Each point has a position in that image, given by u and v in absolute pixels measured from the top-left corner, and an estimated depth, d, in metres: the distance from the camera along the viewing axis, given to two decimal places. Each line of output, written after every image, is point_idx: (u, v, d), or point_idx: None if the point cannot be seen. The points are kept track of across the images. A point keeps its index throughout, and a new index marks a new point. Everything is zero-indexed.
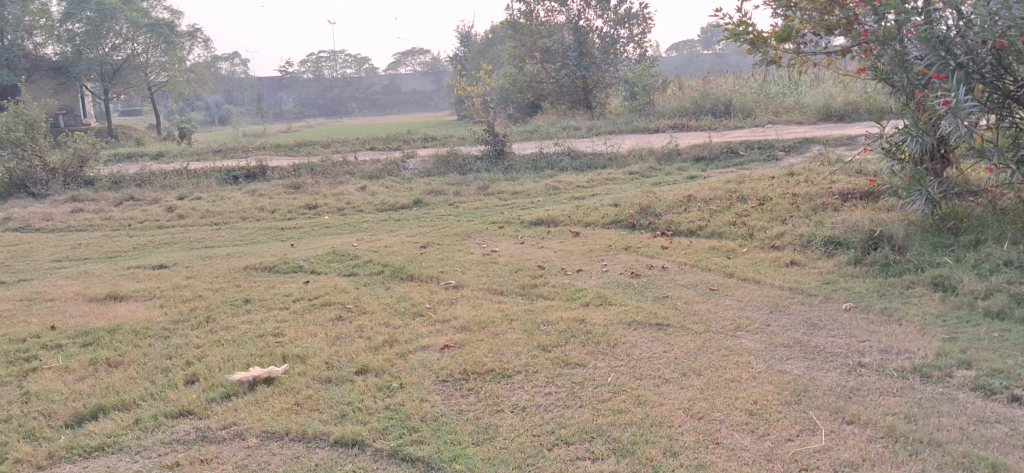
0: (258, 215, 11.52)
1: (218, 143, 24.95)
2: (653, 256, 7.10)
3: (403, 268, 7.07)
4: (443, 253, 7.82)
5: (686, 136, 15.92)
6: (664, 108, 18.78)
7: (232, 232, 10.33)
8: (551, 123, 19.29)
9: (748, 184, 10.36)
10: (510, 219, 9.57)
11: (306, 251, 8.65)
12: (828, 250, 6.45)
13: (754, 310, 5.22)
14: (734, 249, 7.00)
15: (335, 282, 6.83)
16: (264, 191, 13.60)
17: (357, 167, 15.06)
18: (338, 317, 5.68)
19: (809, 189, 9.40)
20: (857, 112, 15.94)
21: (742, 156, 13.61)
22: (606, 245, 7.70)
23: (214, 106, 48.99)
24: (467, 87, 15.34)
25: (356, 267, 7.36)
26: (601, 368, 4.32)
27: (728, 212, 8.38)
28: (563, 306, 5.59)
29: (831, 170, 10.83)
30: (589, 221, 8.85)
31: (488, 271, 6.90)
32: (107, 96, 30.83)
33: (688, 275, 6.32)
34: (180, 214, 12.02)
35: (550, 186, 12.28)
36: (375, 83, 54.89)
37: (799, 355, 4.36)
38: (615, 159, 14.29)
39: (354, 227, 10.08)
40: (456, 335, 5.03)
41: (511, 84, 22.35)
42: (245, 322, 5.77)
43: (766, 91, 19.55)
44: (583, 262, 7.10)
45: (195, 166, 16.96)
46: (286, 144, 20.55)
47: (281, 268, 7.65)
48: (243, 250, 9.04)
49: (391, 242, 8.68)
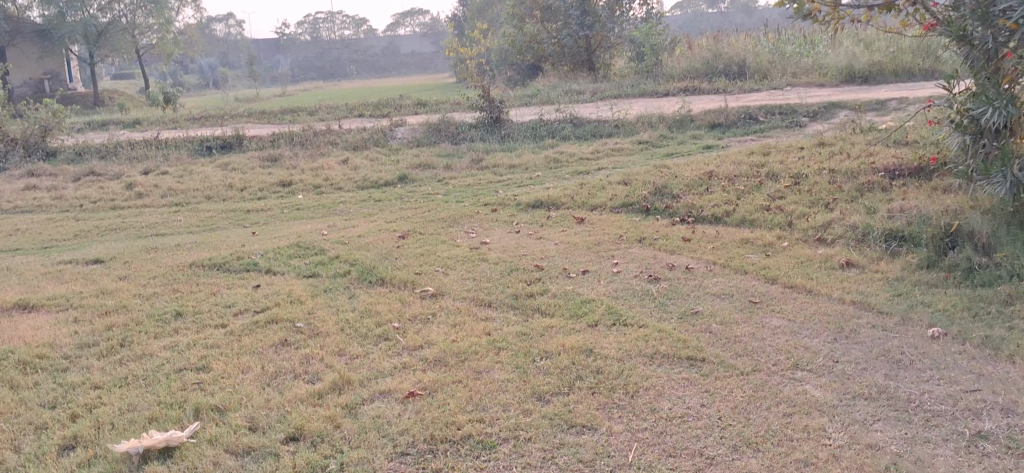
0: (225, 193, 10.32)
1: (202, 109, 23.64)
2: (673, 252, 5.91)
3: (374, 267, 5.89)
4: (424, 246, 6.63)
5: (698, 100, 14.66)
6: (673, 69, 17.46)
7: (192, 215, 9.13)
8: (551, 87, 18.00)
9: (774, 157, 9.16)
10: (504, 200, 8.38)
11: (267, 240, 7.46)
12: (890, 249, 5.25)
13: (812, 339, 4.04)
14: (771, 243, 5.80)
15: (290, 287, 5.65)
16: (239, 165, 12.40)
17: (342, 137, 13.85)
18: (281, 341, 4.51)
19: (847, 163, 8.19)
20: (883, 74, 14.66)
21: (762, 123, 12.37)
22: (616, 236, 6.49)
23: (208, 71, 47.60)
24: (460, 48, 14.07)
25: (318, 265, 6.18)
26: (618, 435, 3.16)
27: (757, 193, 7.18)
28: (566, 327, 4.40)
29: (867, 141, 9.62)
30: (595, 204, 7.66)
31: (474, 272, 5.71)
32: (93, 61, 29.48)
33: (719, 279, 5.14)
34: (141, 191, 10.83)
35: (551, 158, 11.07)
36: (373, 45, 53.35)
37: (885, 414, 3.20)
38: (622, 125, 13.05)
39: (329, 209, 8.88)
40: (427, 375, 3.86)
41: (510, 45, 21.01)
42: (167, 348, 4.60)
43: (781, 51, 18.23)
44: (589, 259, 5.91)
45: (169, 135, 15.73)
46: (272, 110, 19.30)
47: (231, 266, 6.46)
48: (197, 238, 7.85)
49: (366, 230, 7.49)
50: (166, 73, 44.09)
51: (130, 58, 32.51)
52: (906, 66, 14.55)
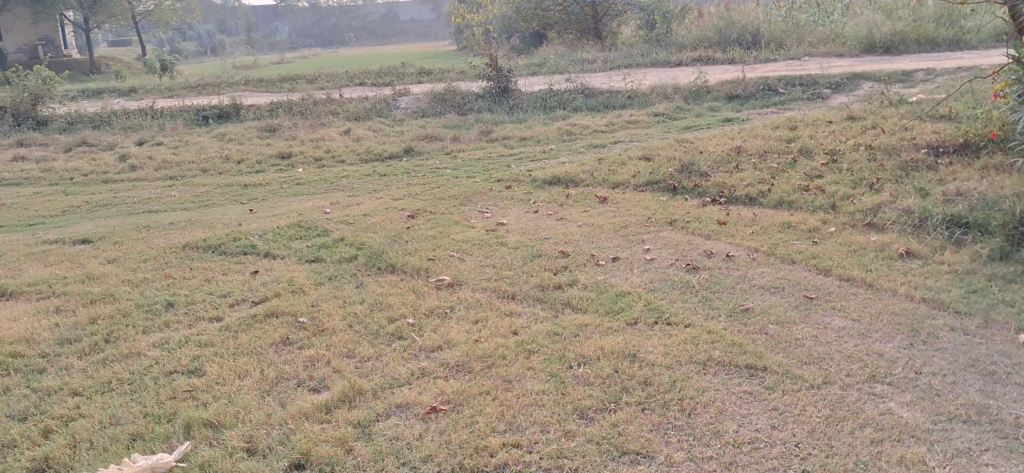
0: (222, 166, 9.81)
1: (199, 77, 23.04)
2: (709, 236, 5.43)
3: (382, 252, 5.40)
4: (434, 227, 6.13)
5: (713, 70, 14.11)
6: (684, 37, 16.88)
7: (187, 190, 8.62)
8: (558, 55, 17.43)
9: (802, 131, 8.66)
10: (518, 176, 7.89)
11: (266, 219, 6.96)
12: (953, 237, 4.77)
13: (885, 345, 3.57)
14: (817, 228, 5.32)
15: (291, 274, 5.16)
16: (235, 136, 11.88)
17: (342, 106, 13.30)
18: (284, 341, 4.03)
19: (883, 138, 7.70)
20: (905, 43, 14.12)
21: (783, 94, 11.85)
22: (644, 218, 6.00)
23: (206, 38, 46.86)
24: (466, 14, 13.51)
25: (321, 249, 5.69)
26: (679, 467, 2.70)
27: (793, 171, 6.69)
28: (603, 327, 3.93)
29: (899, 114, 9.11)
30: (617, 181, 7.17)
31: (492, 258, 5.24)
32: (87, 26, 28.77)
33: (767, 270, 4.66)
34: (134, 163, 10.31)
35: (563, 130, 10.56)
36: (372, 12, 52.49)
37: (992, 443, 2.75)
38: (636, 96, 12.52)
39: (331, 185, 8.38)
40: (451, 384, 3.39)
41: (515, 11, 20.38)
42: (155, 346, 4.12)
43: (795, 19, 17.67)
44: (617, 244, 5.43)
45: (164, 104, 15.18)
46: (270, 78, 18.72)
47: (227, 248, 5.97)
48: (191, 216, 7.35)
49: (372, 208, 6.99)
50: (163, 40, 43.37)
51: (125, 25, 31.83)
52: (929, 36, 14.01)
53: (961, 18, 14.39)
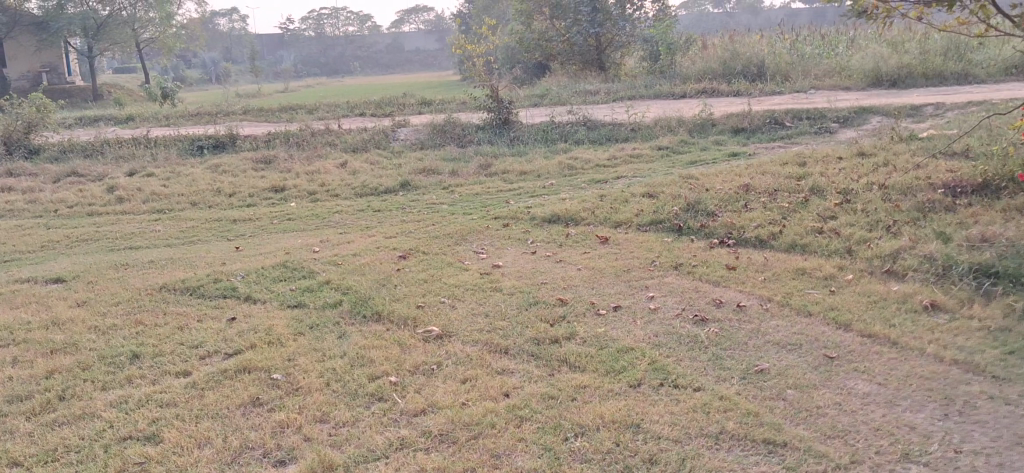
0: (211, 199, 9.50)
1: (199, 105, 22.81)
2: (717, 283, 5.08)
3: (368, 297, 5.06)
4: (426, 270, 5.79)
5: (718, 103, 13.82)
6: (689, 68, 16.60)
7: (172, 225, 8.29)
8: (561, 86, 17.16)
9: (812, 167, 8.33)
10: (517, 212, 7.57)
11: (251, 258, 6.63)
12: (982, 287, 4.42)
13: (915, 415, 3.22)
14: (833, 276, 4.97)
15: (269, 321, 4.81)
16: (229, 167, 11.56)
17: (340, 137, 13.01)
18: (254, 401, 3.69)
19: (896, 176, 7.38)
20: (914, 76, 13.82)
21: (790, 128, 11.54)
22: (648, 262, 5.66)
23: (210, 66, 46.79)
24: (466, 44, 13.25)
25: (305, 293, 5.35)
26: None
27: (805, 212, 6.35)
28: (604, 389, 3.58)
29: (912, 150, 8.79)
30: (620, 220, 6.84)
31: (486, 305, 4.90)
32: (90, 53, 28.58)
33: (780, 324, 4.31)
34: (122, 195, 10.00)
35: (564, 164, 10.24)
36: (376, 41, 52.46)
37: None
38: (639, 129, 12.22)
39: (322, 221, 8.06)
40: (435, 459, 3.05)
41: (517, 42, 20.16)
42: (112, 406, 3.77)
43: (801, 50, 17.41)
44: (620, 291, 5.08)
45: (159, 133, 14.89)
46: (269, 107, 18.46)
47: (206, 290, 5.63)
48: (173, 253, 7.02)
49: (363, 247, 6.66)
50: (166, 68, 43.27)
51: (128, 52, 31.69)
52: (938, 69, 13.72)
53: (969, 52, 14.12)
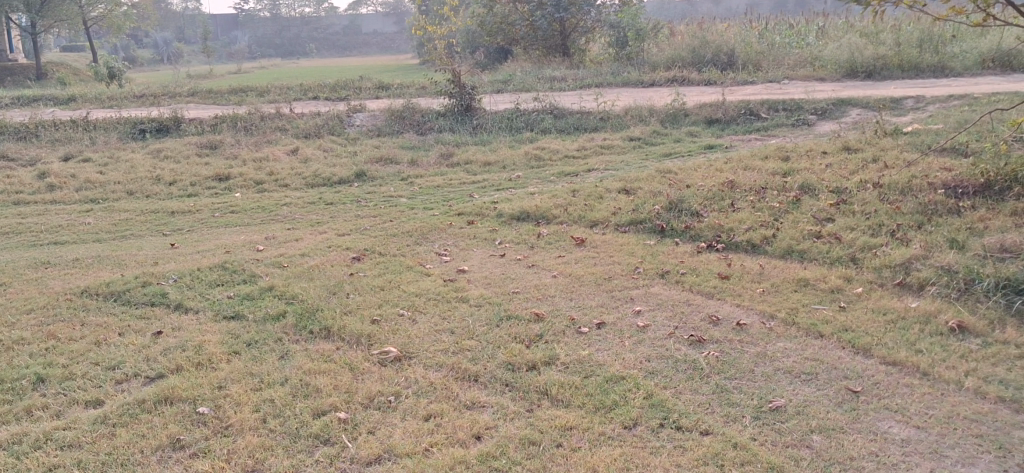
0: (150, 187, 8.77)
1: (148, 85, 21.89)
2: (711, 295, 4.55)
3: (318, 309, 4.44)
4: (383, 275, 5.18)
5: (689, 92, 13.33)
6: (657, 56, 16.07)
7: (104, 216, 7.58)
8: (524, 72, 16.54)
9: (796, 163, 7.85)
10: (482, 208, 6.98)
11: (188, 256, 5.98)
12: (1013, 306, 3.97)
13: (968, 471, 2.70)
14: (840, 289, 4.46)
15: (202, 337, 4.19)
16: (172, 153, 10.81)
17: (292, 122, 12.30)
18: (177, 443, 3.07)
19: (887, 174, 6.91)
20: (889, 68, 13.41)
21: (765, 120, 11.06)
22: (630, 269, 5.11)
23: (162, 46, 45.53)
24: (428, 27, 12.60)
25: (245, 302, 4.72)
26: None
27: (798, 213, 5.83)
28: (595, 432, 3.01)
29: (899, 146, 8.34)
30: (595, 219, 6.29)
31: (452, 319, 4.31)
32: (33, 30, 27.33)
33: (789, 348, 3.78)
34: (52, 182, 9.22)
35: (532, 154, 9.67)
36: (334, 23, 51.37)
37: None
38: (609, 118, 11.68)
39: (269, 214, 7.41)
40: None
41: (479, 25, 19.48)
42: (1, 448, 3.12)
43: (770, 39, 16.96)
44: (602, 303, 4.53)
45: (100, 115, 14.07)
46: (219, 89, 17.61)
47: (133, 296, 4.98)
48: (102, 250, 6.33)
49: (312, 246, 6.03)
50: (117, 45, 41.97)
51: (75, 30, 30.52)
52: (913, 61, 13.34)
53: (943, 45, 13.76)
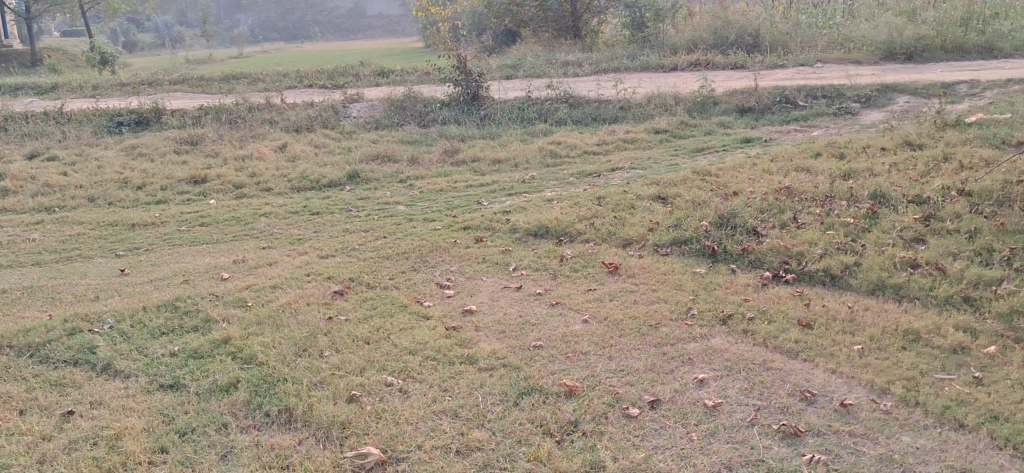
0: (114, 193, 7.72)
1: (141, 72, 20.74)
2: (794, 354, 3.47)
3: (281, 380, 3.38)
4: (369, 319, 4.12)
5: (715, 77, 12.20)
6: (677, 36, 14.93)
7: (52, 231, 6.54)
8: (535, 56, 15.39)
9: (854, 162, 6.76)
10: (491, 219, 5.92)
11: (136, 289, 4.91)
12: None
13: None
14: (964, 346, 3.40)
15: (124, 421, 3.15)
16: (147, 149, 9.75)
17: (282, 113, 11.22)
18: None
19: (970, 175, 5.82)
20: (932, 49, 12.22)
21: (804, 108, 9.95)
22: (681, 309, 4.03)
23: (162, 30, 44.41)
24: (429, 7, 11.49)
25: (191, 362, 3.67)
26: None
27: (880, 233, 4.76)
28: None
29: (969, 138, 7.23)
30: (628, 237, 5.22)
31: (455, 393, 3.25)
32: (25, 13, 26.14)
33: (924, 447, 2.73)
34: (6, 186, 8.17)
35: (546, 149, 8.61)
36: (338, 7, 50.10)
37: None
38: (630, 107, 10.59)
39: (245, 227, 6.35)
40: None
41: (486, 6, 18.31)
42: None
43: (795, 19, 15.79)
44: (652, 364, 3.47)
45: (78, 106, 13.01)
46: (210, 76, 16.49)
47: (53, 351, 3.91)
48: (37, 278, 5.28)
49: (286, 274, 4.96)
50: (115, 29, 40.91)
51: (69, 15, 29.28)
52: (958, 42, 12.16)
53: (988, 25, 12.59)
